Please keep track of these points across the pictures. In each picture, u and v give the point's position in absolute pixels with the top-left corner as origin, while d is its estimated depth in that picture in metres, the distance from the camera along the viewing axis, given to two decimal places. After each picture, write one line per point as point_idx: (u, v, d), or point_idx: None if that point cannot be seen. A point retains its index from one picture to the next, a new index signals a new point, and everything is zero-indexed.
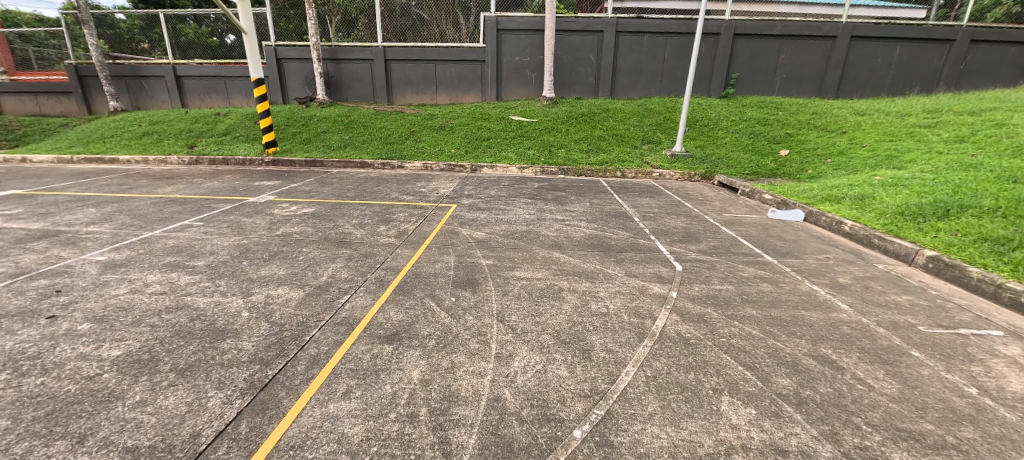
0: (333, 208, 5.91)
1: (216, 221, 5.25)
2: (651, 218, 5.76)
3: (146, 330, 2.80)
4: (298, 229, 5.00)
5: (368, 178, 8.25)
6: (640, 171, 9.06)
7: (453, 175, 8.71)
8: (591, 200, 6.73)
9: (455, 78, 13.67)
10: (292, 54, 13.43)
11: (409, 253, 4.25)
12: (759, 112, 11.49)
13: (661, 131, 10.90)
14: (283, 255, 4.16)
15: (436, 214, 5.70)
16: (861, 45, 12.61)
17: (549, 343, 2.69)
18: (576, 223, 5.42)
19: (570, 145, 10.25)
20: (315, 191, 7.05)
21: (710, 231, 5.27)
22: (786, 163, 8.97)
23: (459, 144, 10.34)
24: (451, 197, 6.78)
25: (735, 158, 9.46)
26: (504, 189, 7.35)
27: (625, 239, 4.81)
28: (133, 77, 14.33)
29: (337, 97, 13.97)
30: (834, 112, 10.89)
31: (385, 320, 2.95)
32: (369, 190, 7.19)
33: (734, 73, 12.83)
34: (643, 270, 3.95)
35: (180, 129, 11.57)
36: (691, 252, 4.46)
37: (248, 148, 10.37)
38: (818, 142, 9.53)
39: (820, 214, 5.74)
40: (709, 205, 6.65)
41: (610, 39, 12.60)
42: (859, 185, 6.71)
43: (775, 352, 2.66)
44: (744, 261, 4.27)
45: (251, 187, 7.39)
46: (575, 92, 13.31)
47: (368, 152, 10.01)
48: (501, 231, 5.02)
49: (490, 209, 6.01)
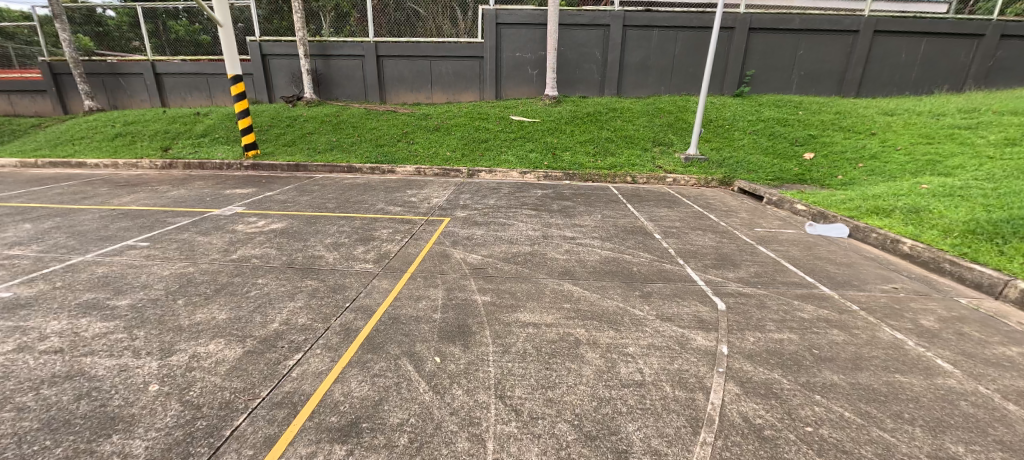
0: (306, 223, 5.13)
1: (165, 241, 4.47)
2: (674, 234, 4.98)
3: (6, 417, 2.00)
4: (260, 251, 4.21)
5: (354, 185, 7.47)
6: (653, 176, 8.28)
7: (448, 181, 7.93)
8: (603, 211, 5.95)
9: (452, 75, 12.87)
10: (278, 50, 12.62)
11: (387, 286, 3.46)
12: (778, 111, 10.69)
13: (673, 132, 10.11)
14: (232, 290, 3.36)
15: (426, 230, 4.91)
16: (884, 40, 11.83)
17: (567, 440, 1.89)
18: (589, 241, 4.64)
19: (575, 147, 9.47)
20: (290, 201, 6.26)
21: (747, 252, 4.48)
22: (812, 168, 8.20)
23: (455, 146, 9.55)
24: (445, 208, 5.99)
25: (755, 162, 8.69)
26: (505, 198, 6.57)
27: (649, 265, 4.02)
28: (110, 75, 13.52)
29: (327, 95, 13.17)
30: (859, 112, 10.10)
31: (343, 399, 2.14)
32: (351, 199, 6.40)
33: (749, 70, 12.04)
34: (678, 309, 3.17)
35: (155, 130, 10.75)
36: (730, 282, 3.69)
37: (227, 151, 9.58)
38: (846, 144, 8.75)
39: (870, 230, 4.96)
40: (736, 218, 5.87)
41: (617, 33, 11.81)
42: (906, 195, 5.95)
43: (890, 451, 1.88)
44: (798, 295, 3.49)
45: (220, 196, 6.60)
46: (579, 90, 12.51)
47: (357, 155, 9.23)
48: (501, 253, 4.23)
49: (488, 224, 5.24)
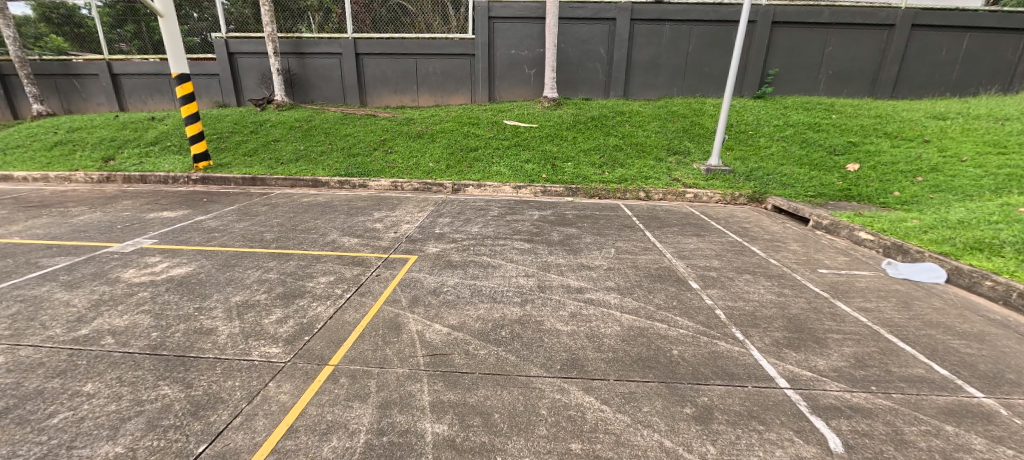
0: (222, 267, 3.83)
1: (6, 300, 3.19)
2: (716, 282, 3.67)
3: None
4: (127, 322, 2.89)
5: (311, 205, 6.17)
6: (670, 192, 7.02)
7: (428, 199, 6.67)
8: (616, 243, 4.65)
9: (440, 75, 11.61)
10: (247, 48, 11.35)
11: (283, 403, 2.11)
12: (808, 115, 9.42)
13: (689, 138, 8.84)
14: (24, 413, 2.04)
15: (379, 280, 3.58)
16: (924, 35, 10.56)
17: None
18: (603, 298, 3.33)
19: (579, 156, 8.20)
20: (220, 230, 4.93)
21: (826, 316, 3.15)
22: (859, 182, 6.94)
23: (440, 156, 8.24)
24: (415, 239, 4.67)
25: (788, 175, 7.41)
26: (493, 224, 5.25)
27: (694, 344, 2.70)
28: (64, 76, 12.27)
29: (302, 98, 11.90)
30: (903, 115, 8.84)
31: None
32: (298, 225, 5.09)
33: (772, 69, 10.80)
34: (770, 453, 1.83)
35: (101, 137, 9.45)
36: (827, 384, 2.37)
37: (176, 162, 8.29)
38: (896, 153, 7.49)
39: (981, 277, 3.67)
40: (789, 253, 4.56)
41: (624, 28, 10.57)
42: (1003, 222, 4.66)
43: None
44: (943, 412, 2.17)
45: (138, 222, 5.29)
46: (582, 91, 11.23)
47: (324, 166, 7.95)
48: (478, 323, 2.91)
49: (466, 265, 3.92)
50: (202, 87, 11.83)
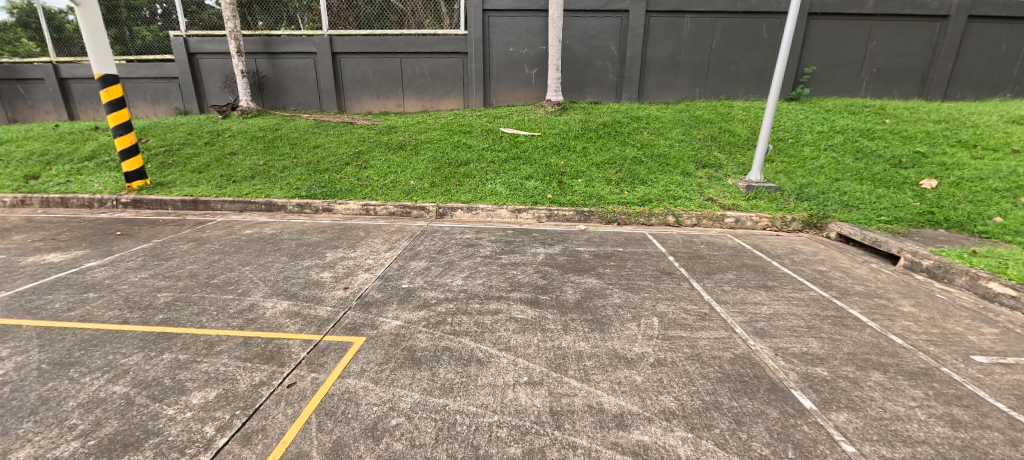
0: (48, 370, 2.42)
1: None
2: (839, 396, 2.26)
3: None
4: None
5: (250, 240, 4.79)
6: (706, 216, 5.64)
7: (403, 228, 5.30)
8: (657, 306, 3.26)
9: (428, 76, 10.28)
10: (209, 47, 10.04)
11: None
12: (857, 119, 8.05)
13: (719, 148, 7.47)
14: None
15: (288, 399, 2.17)
16: (983, 27, 9.19)
17: None
18: (665, 443, 1.89)
19: (590, 171, 6.83)
20: (102, 287, 3.53)
21: None
22: (942, 202, 5.55)
23: (423, 171, 6.88)
24: (371, 303, 3.27)
25: (849, 193, 6.02)
26: (485, 273, 3.86)
27: None
28: (8, 81, 10.98)
29: (273, 103, 10.58)
30: (975, 119, 7.46)
31: None
32: (214, 278, 3.69)
33: (807, 67, 9.46)
34: None
35: (32, 151, 8.10)
36: None
37: (109, 181, 6.93)
38: (980, 166, 6.12)
39: None
40: (911, 323, 3.13)
41: (638, 21, 9.24)
42: None
43: None
44: None
45: (2, 272, 3.90)
46: (589, 94, 9.89)
47: (283, 185, 6.58)
48: None
49: (435, 360, 2.52)
50: (163, 92, 10.55)
